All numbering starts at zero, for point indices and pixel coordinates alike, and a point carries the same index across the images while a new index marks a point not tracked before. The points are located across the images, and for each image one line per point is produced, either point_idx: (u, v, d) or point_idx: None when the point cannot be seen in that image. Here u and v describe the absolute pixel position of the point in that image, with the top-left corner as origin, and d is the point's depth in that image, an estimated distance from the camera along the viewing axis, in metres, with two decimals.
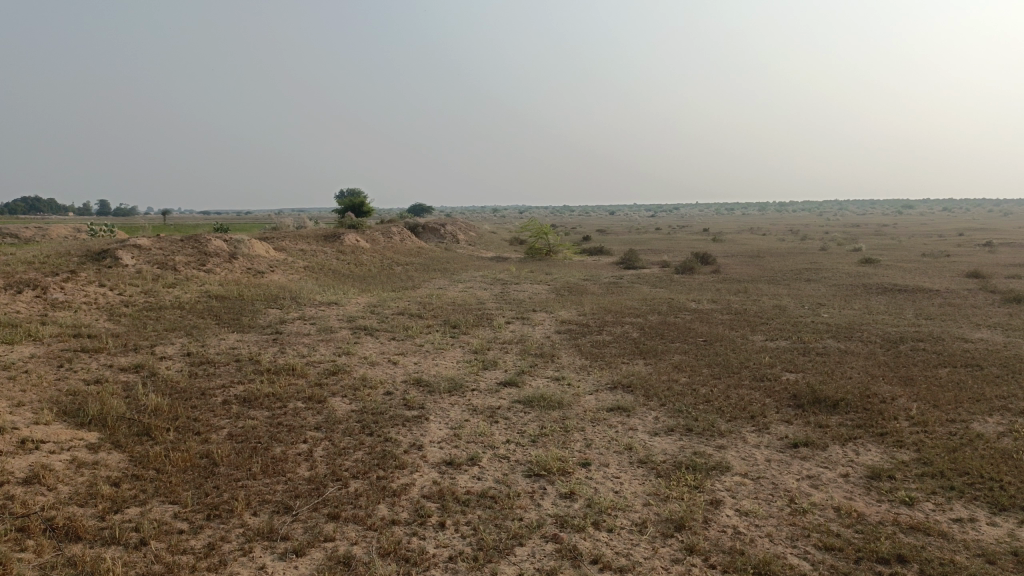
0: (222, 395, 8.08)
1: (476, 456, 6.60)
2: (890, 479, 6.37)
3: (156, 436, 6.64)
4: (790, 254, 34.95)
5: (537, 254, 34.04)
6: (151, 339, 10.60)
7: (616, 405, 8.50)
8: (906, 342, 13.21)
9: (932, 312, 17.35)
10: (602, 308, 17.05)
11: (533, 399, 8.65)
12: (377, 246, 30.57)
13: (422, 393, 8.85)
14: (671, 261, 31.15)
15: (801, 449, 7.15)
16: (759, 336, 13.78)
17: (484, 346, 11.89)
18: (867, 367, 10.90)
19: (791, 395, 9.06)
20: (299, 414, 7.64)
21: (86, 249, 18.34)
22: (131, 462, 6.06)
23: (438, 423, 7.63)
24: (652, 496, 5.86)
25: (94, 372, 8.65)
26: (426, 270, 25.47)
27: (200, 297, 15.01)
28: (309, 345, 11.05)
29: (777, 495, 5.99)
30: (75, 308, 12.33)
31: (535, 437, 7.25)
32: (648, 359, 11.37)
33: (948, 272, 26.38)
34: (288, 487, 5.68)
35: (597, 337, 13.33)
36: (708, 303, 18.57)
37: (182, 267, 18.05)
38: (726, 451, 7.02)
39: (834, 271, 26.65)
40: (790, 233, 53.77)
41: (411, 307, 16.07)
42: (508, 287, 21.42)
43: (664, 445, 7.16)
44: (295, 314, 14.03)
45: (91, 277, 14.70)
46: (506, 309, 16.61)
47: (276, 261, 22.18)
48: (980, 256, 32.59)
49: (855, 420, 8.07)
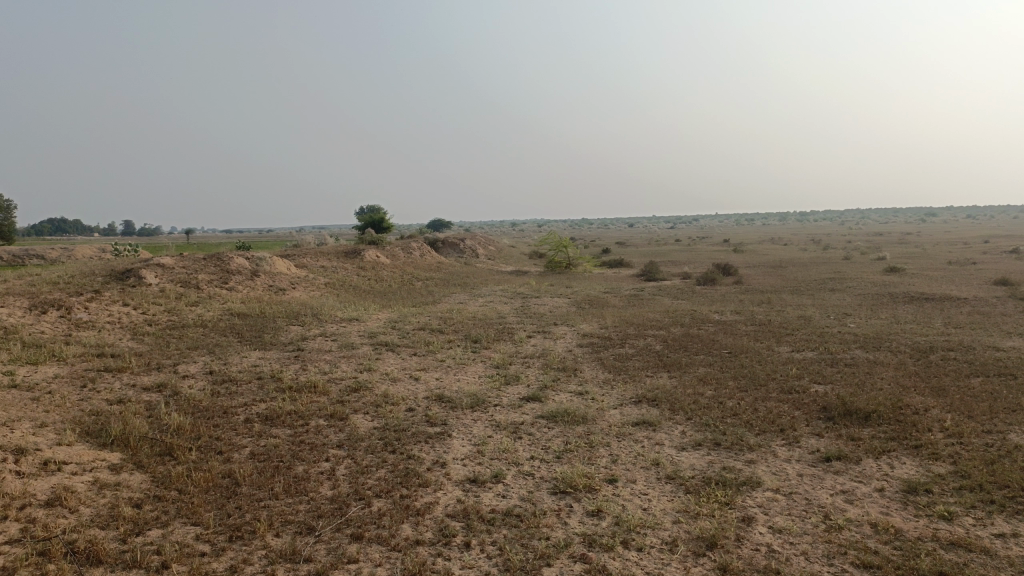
0: (244, 414, 8.05)
1: (500, 474, 6.49)
2: (928, 493, 6.17)
3: (178, 456, 6.59)
4: (813, 263, 34.59)
5: (557, 268, 33.94)
6: (174, 358, 10.61)
7: (642, 419, 8.35)
8: (937, 352, 12.93)
9: (962, 320, 17.00)
10: (624, 321, 16.90)
11: (557, 414, 8.53)
12: (397, 261, 30.63)
13: (444, 409, 8.76)
14: (692, 272, 30.89)
15: (834, 463, 6.97)
16: (785, 348, 13.56)
17: (506, 360, 11.79)
18: (898, 377, 10.66)
19: (820, 408, 8.86)
20: (321, 432, 7.58)
21: (110, 269, 18.52)
22: (153, 483, 6.02)
23: (461, 440, 7.53)
24: (681, 513, 5.71)
25: (117, 392, 8.65)
26: (446, 285, 25.45)
27: (222, 315, 15.07)
28: (331, 362, 11.01)
29: (811, 511, 5.82)
30: (99, 328, 12.40)
31: (560, 453, 7.13)
32: (672, 372, 11.21)
33: (976, 280, 25.90)
34: (311, 507, 5.60)
35: (620, 350, 13.18)
36: (732, 314, 18.34)
37: (204, 285, 18.15)
38: (756, 465, 6.85)
39: (859, 281, 26.27)
40: (812, 242, 53.28)
41: (432, 322, 16.03)
42: (529, 300, 21.32)
43: (692, 460, 7.01)
44: (317, 330, 14.02)
45: (114, 297, 14.80)
46: (527, 323, 16.51)
47: (297, 278, 22.28)
48: (1007, 263, 32.03)
49: (887, 432, 7.87)
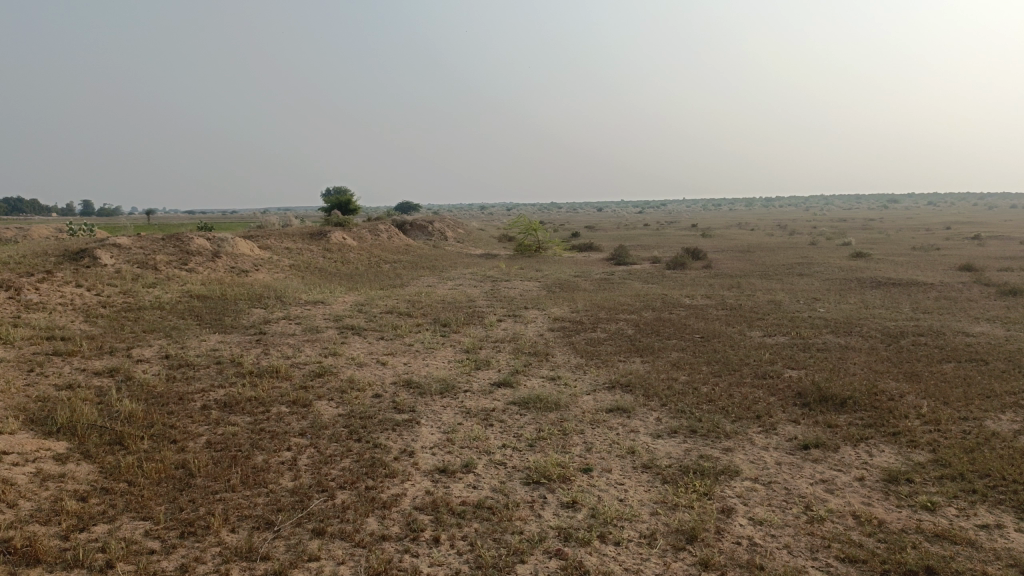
0: (202, 400, 7.66)
1: (471, 463, 6.22)
2: (908, 482, 6.04)
3: (129, 446, 6.21)
4: (781, 248, 34.78)
5: (526, 251, 33.68)
6: (129, 341, 10.14)
7: (616, 406, 8.14)
8: (907, 337, 12.93)
9: (929, 306, 17.11)
10: (595, 304, 16.72)
11: (529, 401, 8.29)
12: (365, 243, 30.12)
13: (412, 395, 8.45)
14: (662, 257, 30.82)
15: (812, 451, 6.82)
16: (756, 333, 13.46)
17: (476, 345, 11.50)
18: (870, 363, 10.60)
19: (795, 394, 8.73)
20: (283, 419, 7.24)
21: (64, 249, 17.82)
22: (100, 474, 5.64)
23: (429, 427, 7.24)
24: (659, 504, 5.50)
25: (66, 377, 8.19)
26: (414, 268, 25.03)
27: (181, 297, 14.54)
28: (294, 346, 10.62)
29: (792, 502, 5.65)
30: (50, 309, 11.84)
31: (532, 441, 6.89)
32: (645, 357, 11.03)
33: (940, 266, 26.21)
34: (270, 499, 5.28)
35: (592, 334, 12.97)
36: (703, 298, 18.25)
37: (163, 266, 17.54)
38: (734, 453, 6.67)
39: (826, 266, 26.41)
40: (778, 228, 53.83)
41: (400, 305, 15.66)
42: (499, 284, 21.01)
43: (668, 448, 6.81)
44: (280, 313, 13.59)
45: (67, 277, 14.19)
46: (497, 307, 16.25)
47: (261, 260, 21.72)
48: (969, 249, 32.43)
49: (864, 419, 7.76)
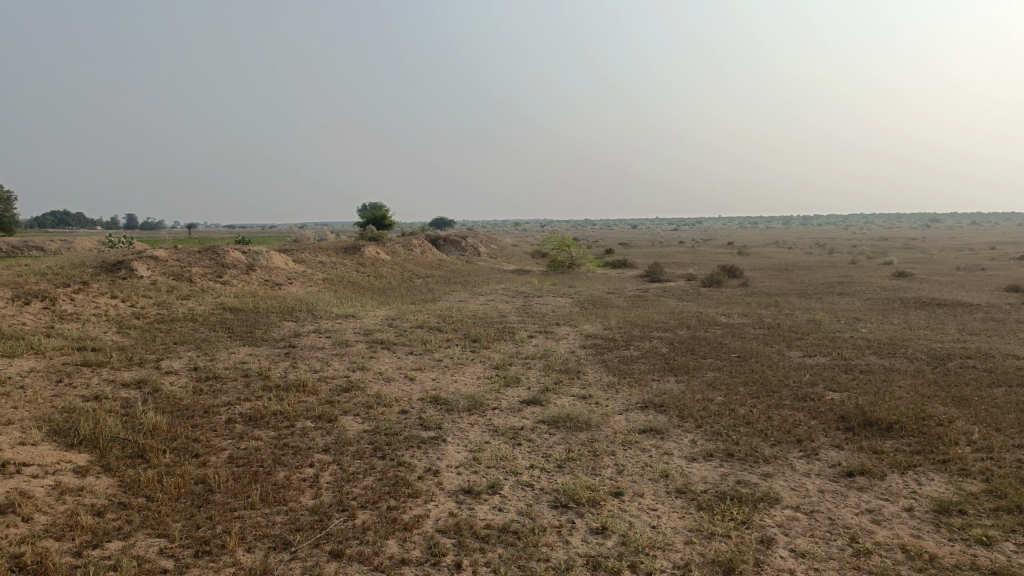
0: (226, 414, 7.56)
1: (497, 484, 6.01)
2: (961, 514, 5.67)
3: (150, 459, 6.11)
4: (820, 267, 34.09)
5: (559, 267, 33.46)
6: (158, 353, 10.13)
7: (649, 426, 7.86)
8: (954, 360, 12.42)
9: (976, 327, 16.48)
10: (628, 322, 16.43)
11: (559, 420, 8.05)
12: (398, 258, 30.18)
13: (439, 412, 8.27)
14: (697, 274, 30.37)
15: (857, 479, 6.48)
16: (795, 353, 13.05)
17: (506, 361, 11.30)
18: (916, 386, 10.15)
19: (838, 417, 8.37)
20: (307, 434, 7.10)
21: (102, 261, 18.06)
22: (119, 488, 5.54)
23: (456, 446, 7.05)
24: (694, 532, 5.22)
25: (94, 388, 8.17)
26: (447, 283, 24.94)
27: (214, 309, 14.59)
28: (322, 360, 10.52)
29: (836, 533, 5.33)
30: (84, 320, 11.93)
31: (562, 462, 6.65)
32: (680, 376, 10.72)
33: (987, 286, 25.39)
34: (289, 518, 5.12)
35: (625, 352, 12.67)
36: (739, 317, 17.82)
37: (197, 278, 17.67)
38: (773, 479, 6.36)
39: (867, 285, 25.74)
40: (816, 246, 52.79)
41: (430, 320, 15.54)
42: (531, 300, 20.81)
43: (703, 472, 6.52)
44: (311, 327, 13.55)
45: (103, 289, 14.32)
46: (528, 323, 16.05)
47: (294, 273, 21.82)
48: (1017, 270, 31.41)
49: (911, 445, 7.38)
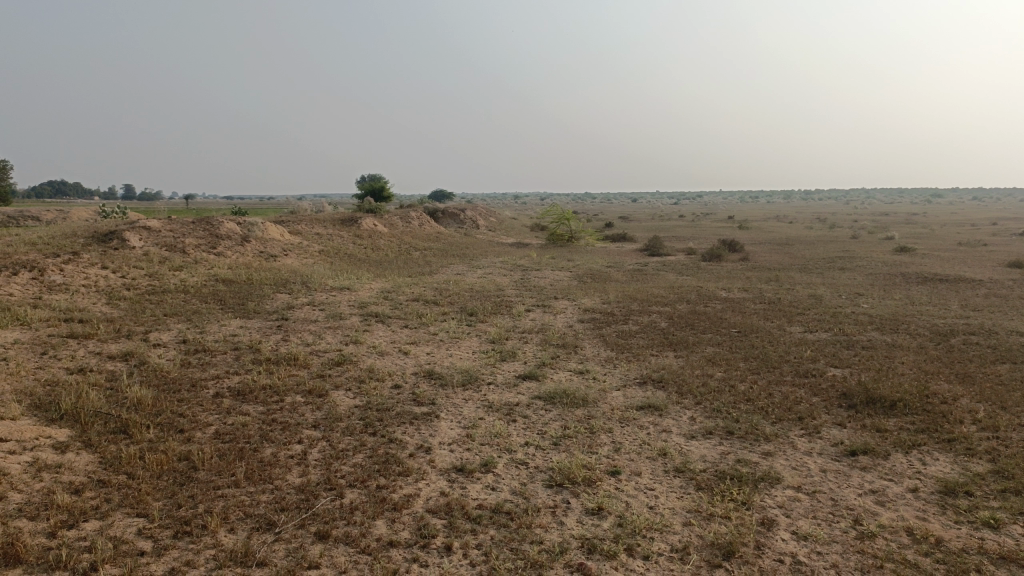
0: (214, 388, 7.37)
1: (490, 462, 5.83)
2: (967, 496, 5.50)
3: (134, 435, 5.94)
4: (821, 242, 33.86)
5: (558, 241, 33.19)
6: (147, 325, 9.92)
7: (647, 403, 7.68)
8: (957, 336, 12.24)
9: (979, 303, 16.28)
10: (627, 296, 16.23)
11: (556, 396, 7.87)
12: (396, 230, 29.90)
13: (433, 387, 8.09)
14: (697, 248, 30.13)
15: (860, 458, 6.31)
16: (796, 328, 12.85)
17: (502, 335, 11.10)
18: (920, 363, 9.97)
19: (840, 394, 8.20)
20: (296, 409, 6.92)
21: (94, 231, 17.80)
22: (100, 465, 5.36)
23: (449, 422, 6.87)
24: (693, 514, 5.06)
25: (79, 360, 7.97)
26: (444, 256, 24.68)
27: (206, 280, 14.36)
28: (314, 333, 10.31)
29: (839, 514, 5.17)
30: (73, 291, 11.71)
31: (557, 440, 6.47)
32: (679, 351, 10.54)
33: (989, 262, 25.17)
34: (275, 497, 4.95)
35: (623, 327, 12.48)
36: (740, 292, 17.61)
37: (191, 249, 17.42)
38: (774, 458, 6.19)
39: (869, 260, 25.50)
40: (817, 221, 52.53)
41: (427, 293, 15.32)
42: (529, 273, 20.59)
43: (703, 450, 6.35)
44: (305, 299, 13.34)
45: (93, 259, 14.08)
46: (526, 296, 15.84)
47: (290, 245, 21.56)
48: (1018, 246, 31.14)
49: (916, 424, 7.20)
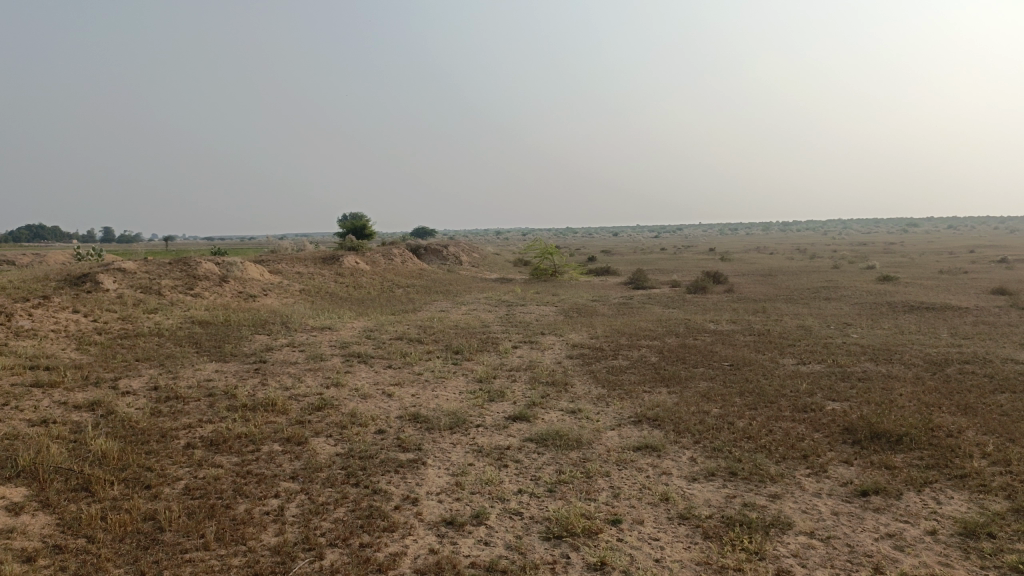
0: (186, 438, 6.94)
1: (482, 513, 5.44)
2: (991, 538, 5.17)
3: (97, 492, 5.50)
4: (804, 272, 33.90)
5: (542, 275, 32.97)
6: (117, 371, 9.47)
7: (644, 443, 7.33)
8: (953, 365, 12.02)
9: (969, 331, 16.13)
10: (615, 330, 15.94)
11: (548, 437, 7.50)
12: (378, 267, 29.54)
13: (419, 431, 7.70)
14: (681, 280, 30.01)
15: (872, 499, 5.98)
16: (789, 361, 12.58)
17: (490, 374, 10.73)
18: (918, 394, 9.70)
19: (843, 430, 7.89)
20: (274, 460, 6.50)
21: (67, 274, 17.31)
22: (57, 528, 4.91)
23: (437, 469, 6.47)
24: (702, 566, 4.69)
25: (42, 411, 7.51)
26: (427, 293, 24.35)
27: (182, 323, 13.91)
28: (294, 376, 9.89)
29: (858, 563, 4.82)
30: (41, 337, 11.23)
31: (552, 486, 6.10)
32: (672, 387, 10.22)
33: (973, 289, 25.21)
34: (249, 561, 4.53)
35: (613, 363, 12.14)
36: (728, 324, 17.36)
37: (167, 291, 16.96)
38: (782, 501, 5.85)
39: (854, 290, 25.44)
40: (798, 251, 52.77)
41: (411, 331, 14.93)
42: (514, 309, 20.27)
43: (706, 494, 6.00)
44: (284, 340, 12.91)
45: (64, 303, 13.60)
46: (512, 333, 15.51)
47: (270, 284, 21.13)
48: (998, 273, 31.30)
49: (925, 459, 6.90)
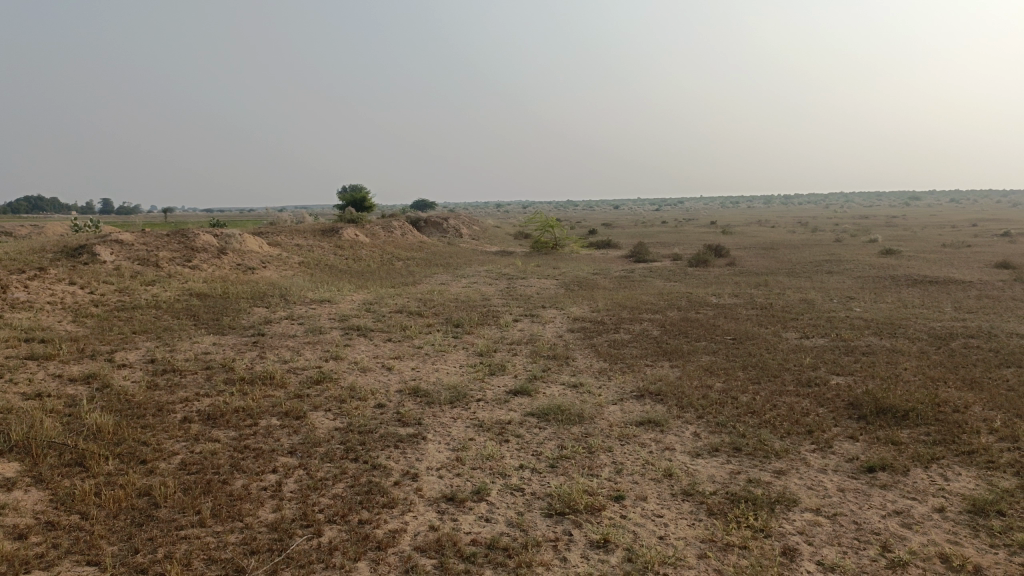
0: (183, 412, 6.85)
1: (483, 489, 5.35)
2: (1000, 516, 5.08)
3: (91, 468, 5.41)
4: (806, 245, 33.71)
5: (543, 248, 32.79)
6: (113, 344, 9.36)
7: (646, 418, 7.24)
8: (957, 340, 11.91)
9: (973, 305, 16.02)
10: (617, 303, 15.83)
11: (549, 412, 7.41)
12: (378, 240, 29.37)
13: (419, 405, 7.60)
14: (683, 254, 29.86)
15: (878, 475, 5.90)
16: (791, 334, 12.47)
17: (490, 347, 10.63)
18: (923, 368, 9.60)
19: (848, 404, 7.80)
20: (271, 434, 6.40)
21: (64, 246, 17.15)
22: (50, 504, 4.83)
23: (437, 444, 6.38)
24: (707, 544, 4.61)
25: (37, 384, 7.41)
26: (427, 265, 24.20)
27: (180, 295, 13.78)
28: (292, 349, 9.78)
29: (865, 541, 4.73)
30: (37, 309, 11.10)
31: (554, 462, 6.01)
32: (675, 361, 10.12)
33: (976, 263, 25.07)
34: (245, 538, 4.45)
35: (615, 336, 12.03)
36: (730, 297, 17.22)
37: (165, 263, 16.82)
38: (788, 478, 5.76)
39: (856, 263, 25.32)
40: (800, 224, 52.54)
41: (411, 304, 14.81)
42: (515, 282, 20.14)
43: (710, 470, 5.91)
44: (283, 313, 12.80)
45: (60, 275, 13.47)
46: (513, 306, 15.39)
47: (269, 257, 20.98)
48: (1001, 246, 31.11)
49: (931, 435, 6.82)
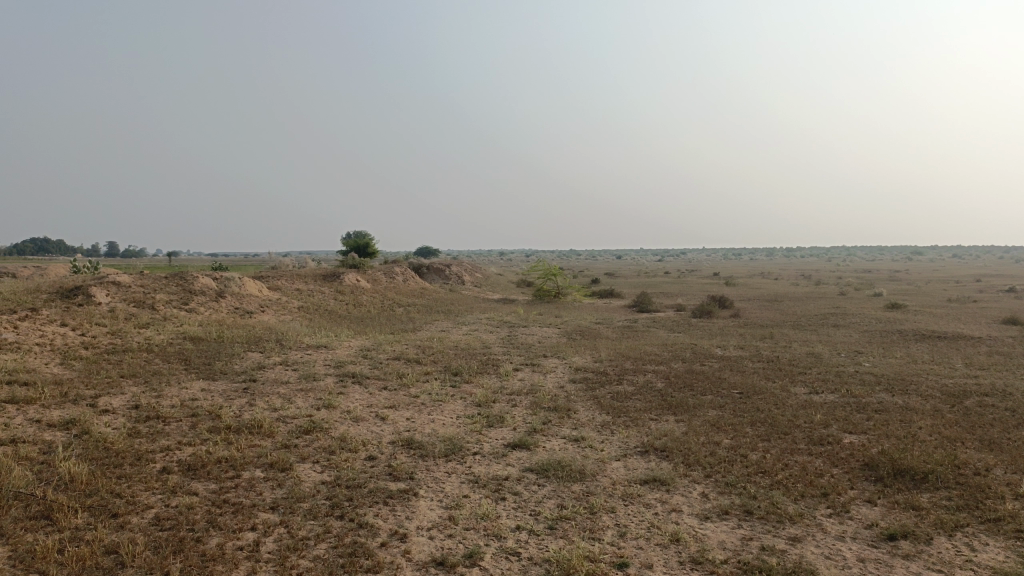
0: (163, 462, 6.49)
1: (476, 553, 4.98)
2: None
3: (58, 521, 5.05)
4: (811, 298, 33.44)
5: (545, 297, 32.53)
6: (98, 388, 9.03)
7: (651, 476, 6.87)
8: (971, 398, 11.52)
9: (984, 362, 15.64)
10: (620, 354, 15.48)
11: (549, 467, 7.05)
12: (379, 286, 29.16)
13: (412, 458, 7.24)
14: (686, 305, 29.58)
15: (900, 544, 5.51)
16: (800, 389, 12.08)
17: (489, 397, 10.28)
18: (938, 428, 9.21)
19: (863, 465, 7.42)
20: (254, 488, 6.05)
21: (59, 286, 16.92)
22: (8, 561, 4.46)
23: (429, 501, 6.02)
24: None
25: (12, 429, 7.07)
26: (428, 312, 23.93)
27: (173, 339, 13.47)
28: (284, 396, 9.44)
29: None
30: (24, 350, 10.80)
31: (553, 523, 5.64)
32: (680, 415, 9.75)
33: (984, 319, 24.73)
34: None
35: (618, 388, 11.67)
36: (735, 350, 16.86)
37: (161, 306, 16.56)
38: (803, 545, 5.38)
39: (863, 317, 25.00)
40: (803, 277, 52.34)
41: (409, 351, 14.47)
42: (516, 330, 19.82)
43: (720, 535, 5.53)
44: (277, 358, 12.47)
45: (52, 316, 13.19)
46: (514, 355, 15.06)
47: (267, 301, 20.73)
48: (1009, 303, 30.80)
49: (953, 500, 6.44)
